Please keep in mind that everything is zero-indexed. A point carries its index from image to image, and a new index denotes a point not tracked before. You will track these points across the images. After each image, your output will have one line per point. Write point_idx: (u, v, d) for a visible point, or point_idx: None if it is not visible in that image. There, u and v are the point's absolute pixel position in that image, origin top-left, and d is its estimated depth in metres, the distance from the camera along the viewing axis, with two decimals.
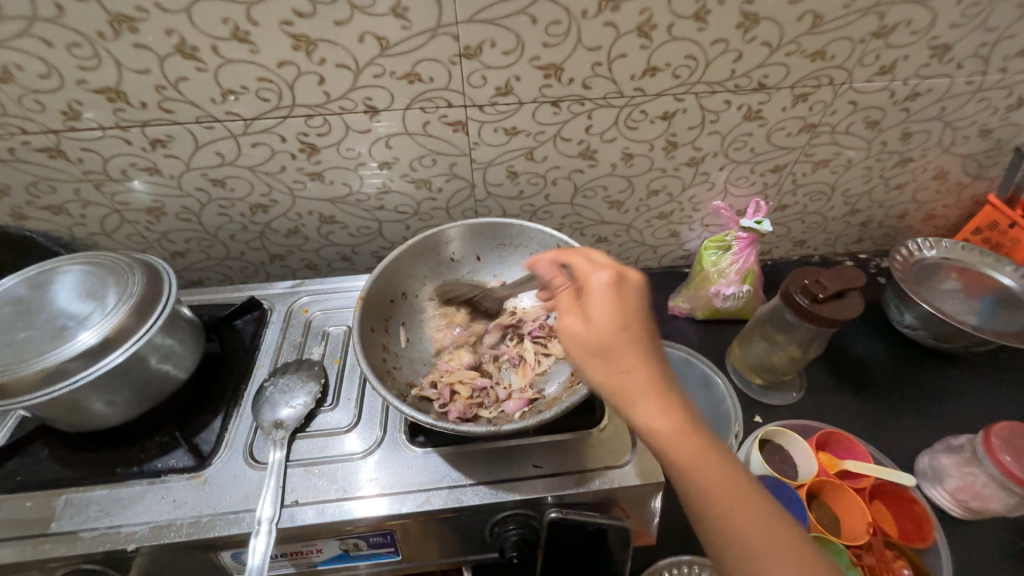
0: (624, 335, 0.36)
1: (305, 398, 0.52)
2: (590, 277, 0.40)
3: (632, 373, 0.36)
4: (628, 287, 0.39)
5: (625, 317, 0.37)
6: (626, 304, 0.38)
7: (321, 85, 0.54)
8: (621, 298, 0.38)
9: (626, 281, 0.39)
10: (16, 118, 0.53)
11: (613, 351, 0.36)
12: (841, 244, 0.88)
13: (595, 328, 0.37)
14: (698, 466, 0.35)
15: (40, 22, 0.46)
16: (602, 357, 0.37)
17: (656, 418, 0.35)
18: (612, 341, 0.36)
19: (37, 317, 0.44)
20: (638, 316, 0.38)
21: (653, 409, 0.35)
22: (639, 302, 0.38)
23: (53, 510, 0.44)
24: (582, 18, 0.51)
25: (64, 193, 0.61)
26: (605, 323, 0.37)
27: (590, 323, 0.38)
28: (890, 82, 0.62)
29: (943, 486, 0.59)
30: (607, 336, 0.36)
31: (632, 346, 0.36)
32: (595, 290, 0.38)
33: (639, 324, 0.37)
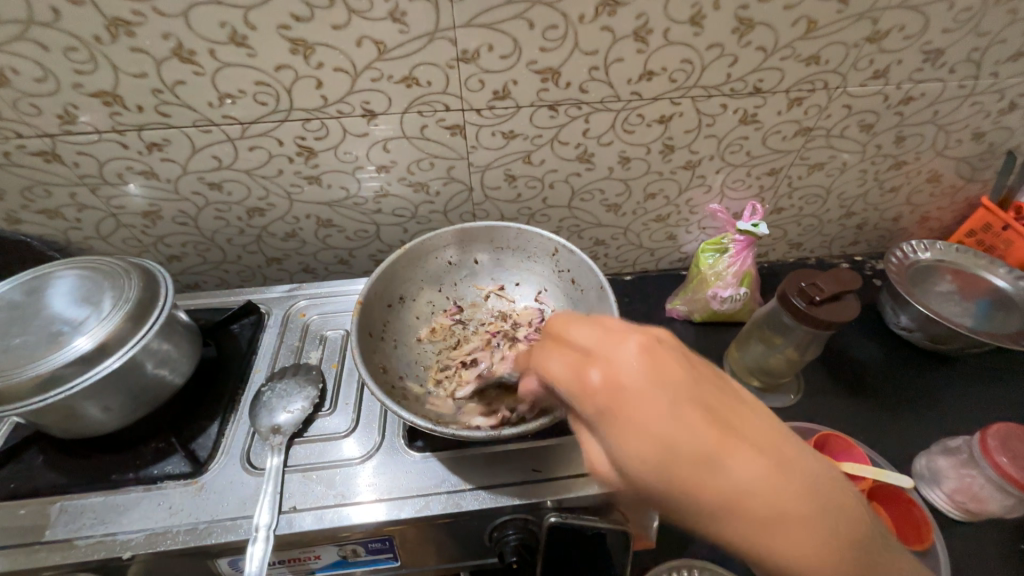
0: (690, 459, 0.28)
1: (303, 403, 0.51)
2: (587, 390, 0.33)
3: (755, 509, 0.26)
4: (639, 385, 0.31)
5: (676, 438, 0.28)
6: (659, 414, 0.29)
7: (319, 89, 0.54)
8: (646, 416, 0.30)
9: (631, 379, 0.31)
10: (11, 122, 0.52)
11: (706, 489, 0.27)
12: (836, 246, 0.89)
13: (645, 464, 0.29)
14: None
15: (36, 26, 0.46)
16: (682, 500, 0.28)
17: (808, 558, 0.26)
18: (682, 478, 0.28)
19: (31, 322, 0.44)
20: (689, 420, 0.29)
21: (804, 544, 0.26)
22: (671, 401, 0.30)
23: (48, 518, 0.44)
24: (579, 23, 0.52)
25: (59, 197, 0.60)
26: (652, 453, 0.29)
27: (631, 461, 0.30)
28: (883, 86, 0.63)
29: (940, 487, 0.60)
30: (666, 473, 0.28)
31: (728, 472, 0.27)
32: (602, 411, 0.31)
33: (704, 434, 0.28)
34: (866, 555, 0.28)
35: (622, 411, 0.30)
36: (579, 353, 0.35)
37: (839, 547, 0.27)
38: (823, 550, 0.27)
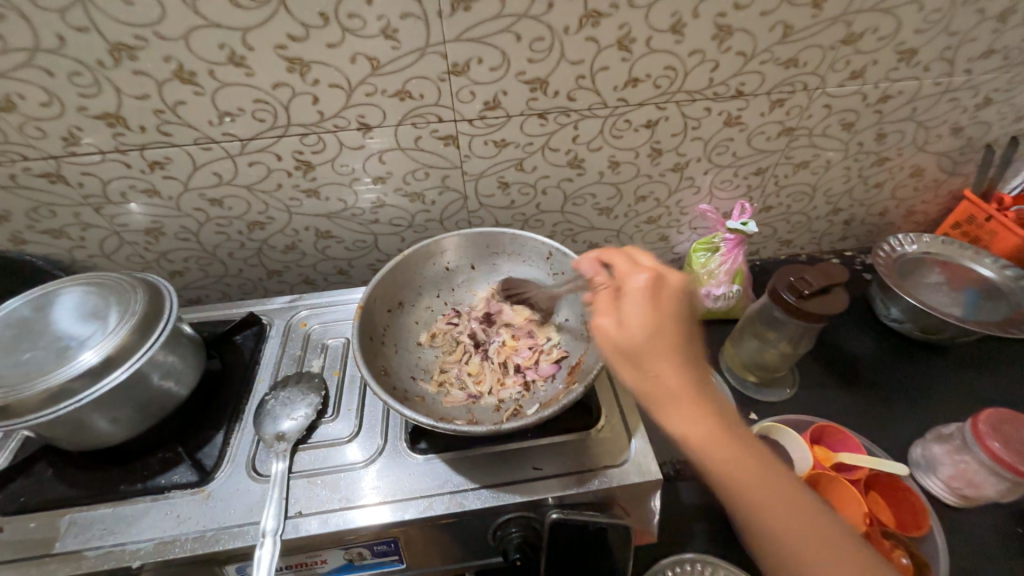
0: (659, 341, 0.38)
1: (306, 410, 0.52)
2: (628, 276, 0.41)
3: (674, 389, 0.37)
4: (669, 288, 0.40)
5: (660, 324, 0.38)
6: (664, 307, 0.39)
7: (315, 105, 0.56)
8: (657, 300, 0.39)
9: (666, 280, 0.40)
10: (17, 145, 0.54)
11: (647, 363, 0.38)
12: (826, 242, 0.90)
13: (632, 329, 0.39)
14: (740, 480, 0.36)
15: (42, 53, 0.47)
16: (634, 363, 0.38)
17: (698, 434, 0.36)
18: (645, 348, 0.38)
19: (40, 337, 0.45)
20: (676, 322, 0.39)
21: (699, 426, 0.36)
22: (680, 304, 0.40)
23: (57, 531, 0.44)
24: (564, 34, 0.54)
25: (63, 217, 0.62)
26: (641, 325, 0.38)
27: (624, 324, 0.39)
28: (862, 85, 0.65)
29: (936, 474, 0.60)
30: (640, 342, 0.38)
31: (673, 360, 0.37)
32: (633, 290, 0.40)
33: (676, 333, 0.38)
34: (755, 466, 0.36)
35: (645, 292, 0.39)
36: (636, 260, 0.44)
37: (730, 441, 0.37)
38: (715, 441, 0.36)
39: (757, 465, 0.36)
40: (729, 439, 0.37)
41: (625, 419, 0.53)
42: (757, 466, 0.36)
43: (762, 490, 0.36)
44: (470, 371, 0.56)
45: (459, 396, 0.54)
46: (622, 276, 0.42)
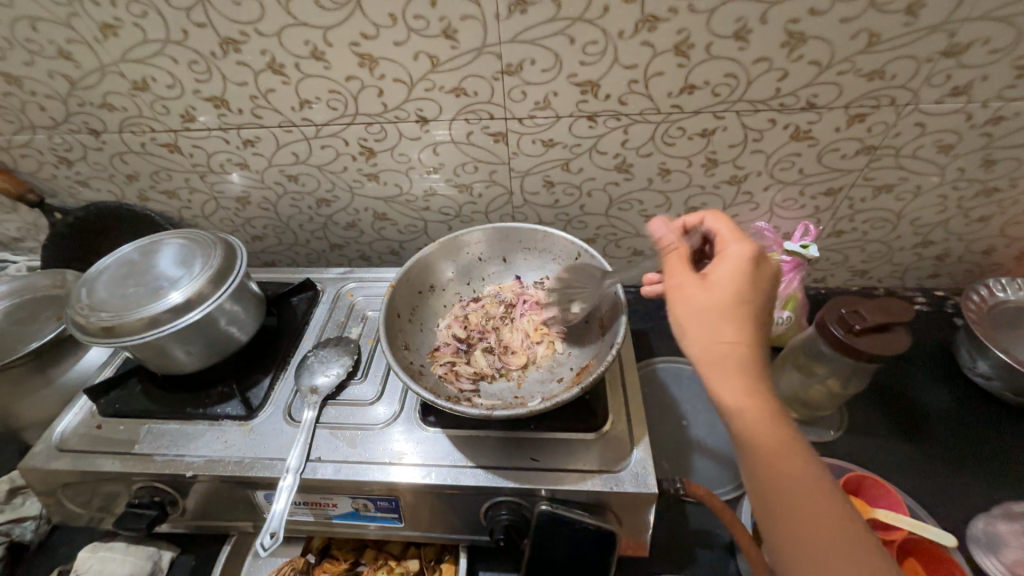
0: (734, 306, 0.40)
1: (339, 369, 0.59)
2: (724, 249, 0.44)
3: (730, 350, 0.39)
4: (761, 261, 0.43)
5: (740, 293, 0.41)
6: (753, 278, 0.41)
7: (380, 97, 0.61)
8: (746, 270, 0.42)
9: (761, 258, 0.42)
10: (148, 119, 0.66)
11: (718, 327, 0.40)
12: (910, 277, 0.80)
13: (718, 288, 0.41)
14: (776, 461, 0.36)
15: (171, 44, 0.57)
16: (704, 320, 0.40)
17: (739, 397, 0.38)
18: (721, 310, 0.40)
19: (144, 276, 0.55)
20: (757, 297, 0.41)
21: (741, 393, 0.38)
22: (769, 285, 0.42)
23: (138, 435, 0.55)
24: (618, 38, 0.54)
25: (176, 180, 0.74)
26: (723, 284, 0.41)
27: (708, 284, 0.42)
28: (965, 104, 0.57)
29: (998, 556, 0.53)
30: (721, 304, 0.40)
31: (741, 323, 0.39)
32: (725, 257, 0.43)
33: (754, 304, 0.40)
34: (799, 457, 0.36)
35: (738, 261, 0.42)
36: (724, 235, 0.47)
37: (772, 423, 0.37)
38: (756, 413, 0.37)
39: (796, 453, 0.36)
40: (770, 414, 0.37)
41: (631, 429, 0.52)
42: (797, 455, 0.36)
43: (797, 482, 0.35)
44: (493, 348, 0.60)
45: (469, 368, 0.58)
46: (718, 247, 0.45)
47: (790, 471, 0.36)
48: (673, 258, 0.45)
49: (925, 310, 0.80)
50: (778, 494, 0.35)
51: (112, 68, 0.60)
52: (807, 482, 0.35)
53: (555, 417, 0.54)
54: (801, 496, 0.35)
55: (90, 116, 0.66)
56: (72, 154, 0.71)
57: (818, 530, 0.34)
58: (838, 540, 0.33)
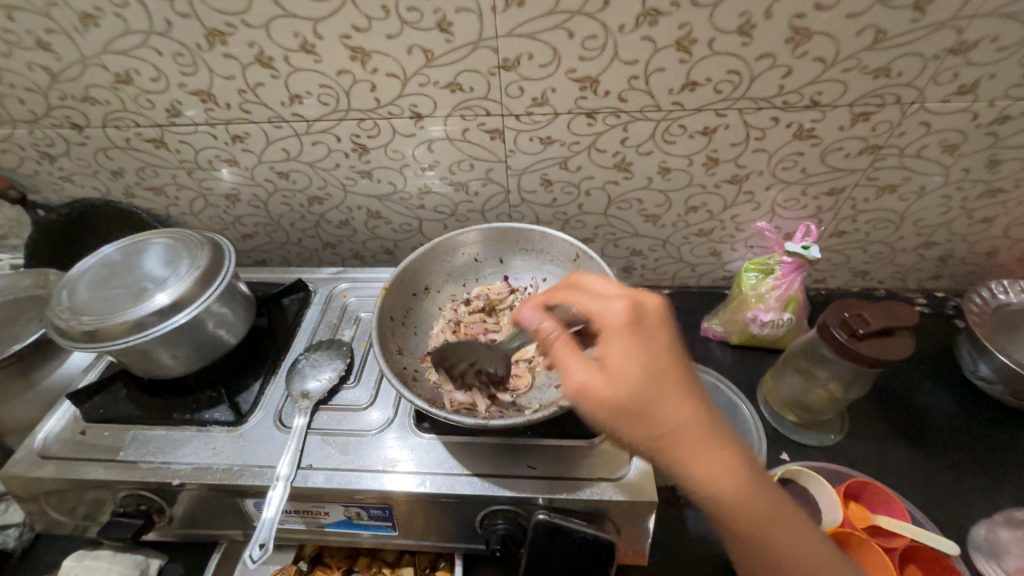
0: (656, 380, 0.40)
1: (331, 373, 0.57)
2: (606, 318, 0.43)
3: (664, 423, 0.39)
4: (643, 315, 0.42)
5: (653, 363, 0.40)
6: (653, 338, 0.41)
7: (373, 92, 0.59)
8: (642, 336, 0.41)
9: (645, 316, 0.42)
10: (133, 113, 0.64)
11: (648, 405, 0.39)
12: (911, 278, 0.79)
13: (619, 373, 0.40)
14: (751, 511, 0.38)
15: (154, 35, 0.55)
16: (634, 408, 0.39)
17: (706, 468, 0.38)
18: (644, 390, 0.39)
19: (127, 278, 0.53)
20: (667, 356, 0.41)
21: (697, 459, 0.38)
22: (660, 336, 0.42)
23: (123, 442, 0.53)
24: (619, 33, 0.52)
25: (163, 177, 0.72)
26: (623, 367, 0.40)
27: (609, 371, 0.40)
28: (972, 103, 0.56)
29: (1000, 563, 0.53)
30: (638, 386, 0.39)
31: (662, 395, 0.39)
32: (612, 331, 0.42)
33: (670, 367, 0.40)
34: (767, 495, 0.39)
35: (628, 329, 0.41)
36: (601, 295, 0.45)
37: (738, 475, 0.39)
38: (712, 469, 0.38)
39: (752, 486, 0.39)
40: (734, 468, 0.39)
41: None
42: (766, 494, 0.39)
43: (761, 513, 0.38)
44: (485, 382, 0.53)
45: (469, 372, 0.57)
46: (598, 317, 0.43)
47: (755, 506, 0.38)
48: (563, 350, 0.43)
49: (926, 311, 0.79)
50: (758, 540, 0.38)
51: (93, 61, 0.58)
52: (766, 508, 0.39)
53: (553, 423, 0.53)
54: (778, 534, 0.38)
55: (71, 110, 0.64)
56: (54, 149, 0.69)
57: (797, 558, 0.38)
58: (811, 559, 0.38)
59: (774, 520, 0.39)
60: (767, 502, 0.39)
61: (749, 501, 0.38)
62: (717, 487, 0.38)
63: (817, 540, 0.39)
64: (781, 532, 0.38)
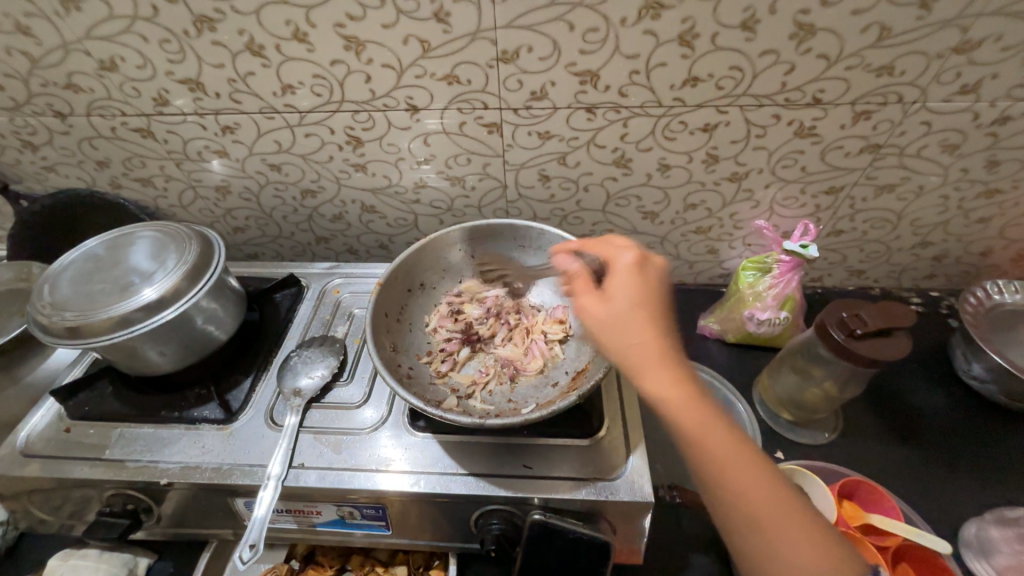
0: (640, 311, 0.41)
1: (323, 370, 0.56)
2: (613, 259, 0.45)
3: (648, 350, 0.40)
4: (644, 260, 0.44)
5: (641, 296, 0.42)
6: (643, 279, 0.43)
7: (368, 83, 0.58)
8: (637, 274, 0.43)
9: (649, 264, 0.44)
10: (118, 102, 0.62)
11: (634, 334, 0.40)
12: (907, 278, 0.80)
13: (616, 304, 0.42)
14: (717, 448, 0.37)
15: (140, 20, 0.53)
16: (618, 330, 0.41)
17: (673, 394, 0.38)
18: (629, 316, 0.41)
19: (113, 272, 0.52)
20: (654, 294, 0.42)
21: (674, 387, 0.38)
22: (660, 282, 0.43)
23: (109, 440, 0.52)
24: (620, 26, 0.51)
25: (151, 168, 0.70)
26: (619, 298, 0.42)
27: (608, 302, 0.42)
28: (973, 103, 0.56)
29: (989, 560, 0.54)
30: (625, 313, 0.41)
31: (651, 326, 0.40)
32: (616, 269, 0.44)
33: (653, 302, 0.42)
34: (733, 434, 0.38)
35: (628, 267, 0.44)
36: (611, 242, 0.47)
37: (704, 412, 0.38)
38: (686, 398, 0.38)
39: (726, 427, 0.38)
40: (702, 400, 0.38)
41: (627, 435, 0.51)
42: (731, 433, 0.38)
43: (732, 454, 0.38)
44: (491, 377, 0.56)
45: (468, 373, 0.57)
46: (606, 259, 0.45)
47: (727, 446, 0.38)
48: (575, 284, 0.45)
49: (920, 311, 0.79)
50: (722, 478, 0.37)
51: (76, 46, 0.56)
52: (739, 451, 0.38)
53: (549, 423, 0.52)
54: (746, 475, 0.37)
55: (54, 98, 0.62)
56: (37, 138, 0.67)
57: (766, 508, 0.36)
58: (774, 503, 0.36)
59: (737, 459, 0.37)
60: (730, 441, 0.38)
61: (714, 436, 0.37)
62: (683, 417, 0.38)
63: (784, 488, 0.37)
64: (745, 475, 0.37)
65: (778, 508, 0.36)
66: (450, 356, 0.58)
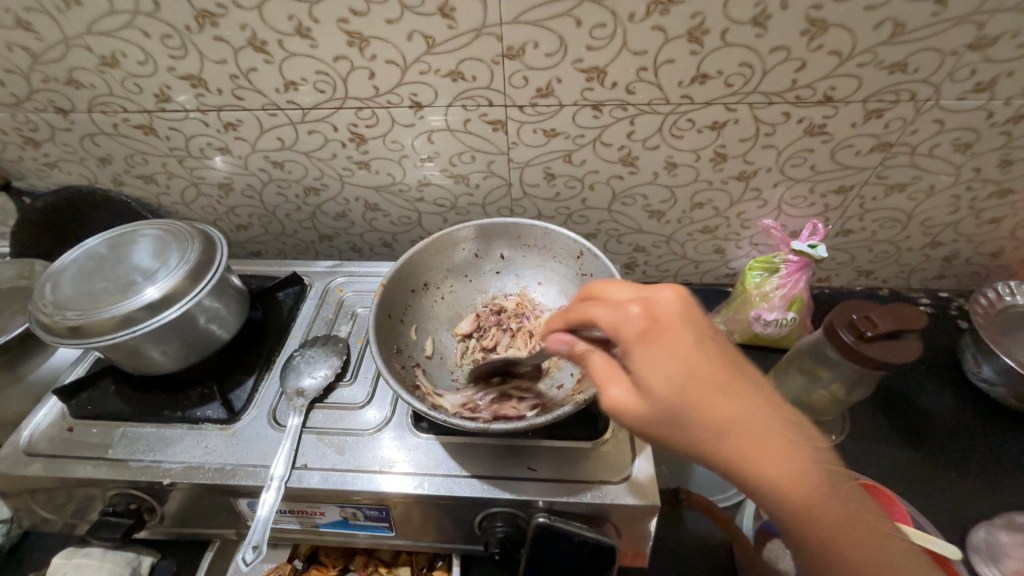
0: (700, 386, 0.34)
1: (326, 370, 0.56)
2: (621, 327, 0.37)
3: (721, 425, 0.33)
4: (664, 315, 0.37)
5: (692, 368, 0.34)
6: (683, 343, 0.35)
7: (371, 80, 0.57)
8: (672, 339, 0.35)
9: (666, 316, 0.36)
10: (120, 98, 0.61)
11: (691, 413, 0.33)
12: (916, 278, 0.79)
13: (655, 384, 0.34)
14: (825, 519, 0.32)
15: (141, 16, 0.53)
16: (679, 419, 0.34)
17: (779, 477, 0.32)
18: (689, 396, 0.34)
19: (114, 271, 0.51)
20: (710, 358, 0.35)
21: (767, 460, 0.32)
22: (692, 337, 0.36)
23: (112, 439, 0.52)
24: (628, 22, 0.50)
25: (153, 165, 0.69)
26: (657, 378, 0.34)
27: (644, 387, 0.35)
28: (988, 101, 0.55)
29: (998, 564, 0.52)
30: (681, 395, 0.34)
31: (711, 395, 0.34)
32: (633, 341, 0.36)
33: (714, 368, 0.35)
34: (842, 509, 0.33)
35: (653, 334, 0.36)
36: (616, 301, 0.39)
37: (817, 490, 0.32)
38: (783, 470, 0.32)
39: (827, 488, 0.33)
40: (810, 476, 0.33)
41: (632, 438, 0.50)
42: (841, 509, 0.33)
43: (839, 521, 0.33)
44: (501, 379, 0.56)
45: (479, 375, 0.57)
46: (614, 329, 0.37)
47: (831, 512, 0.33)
48: (595, 366, 0.38)
49: (929, 311, 0.78)
50: (838, 553, 0.32)
51: (77, 42, 0.56)
52: (841, 511, 0.33)
53: (554, 424, 0.52)
54: (871, 562, 0.32)
55: (55, 94, 0.61)
56: (39, 135, 0.66)
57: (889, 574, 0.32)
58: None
59: (853, 541, 0.32)
60: (842, 521, 0.33)
61: (827, 518, 0.32)
62: (794, 501, 0.32)
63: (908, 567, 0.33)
64: (870, 560, 0.32)
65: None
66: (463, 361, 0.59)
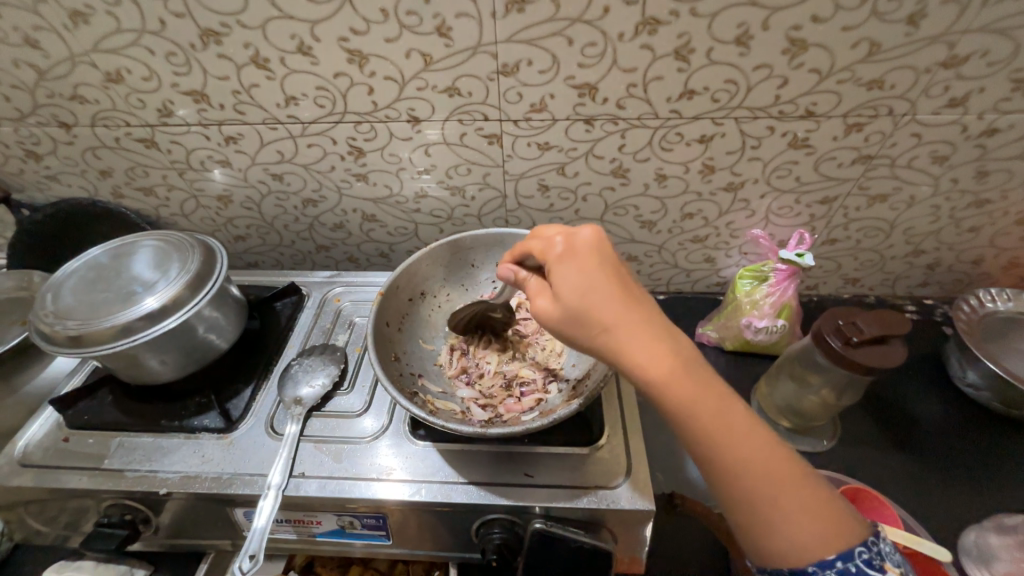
0: (599, 295, 0.39)
1: (324, 379, 0.56)
2: (549, 252, 0.43)
3: (612, 326, 0.38)
4: (585, 245, 0.42)
5: (594, 281, 0.40)
6: (592, 265, 0.41)
7: (370, 95, 0.59)
8: (581, 261, 0.41)
9: (583, 243, 0.42)
10: (123, 113, 0.62)
11: (592, 317, 0.39)
12: (901, 286, 0.81)
13: (564, 295, 0.40)
14: (696, 410, 0.36)
15: (147, 34, 0.54)
16: (585, 324, 0.39)
17: (656, 368, 0.37)
18: (590, 307, 0.39)
19: (114, 281, 0.52)
20: (607, 275, 0.40)
21: (647, 353, 0.37)
22: (608, 258, 0.41)
23: (108, 450, 0.51)
24: (618, 41, 0.52)
25: (154, 177, 0.70)
26: (569, 289, 0.40)
27: (559, 297, 0.41)
28: (963, 115, 0.57)
29: (988, 568, 0.54)
30: (582, 304, 0.39)
31: (608, 301, 0.39)
32: (557, 262, 0.42)
33: (611, 281, 0.40)
34: (715, 399, 0.37)
35: (569, 257, 0.42)
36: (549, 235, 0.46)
37: (680, 372, 0.37)
38: (659, 361, 0.37)
39: (702, 388, 0.37)
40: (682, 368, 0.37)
41: (628, 444, 0.51)
42: (709, 390, 0.37)
43: (713, 416, 0.36)
44: (499, 384, 0.57)
45: (476, 382, 0.58)
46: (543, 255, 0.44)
47: (708, 406, 0.36)
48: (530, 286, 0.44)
49: (915, 318, 0.80)
50: (711, 443, 0.36)
51: (82, 58, 0.57)
52: (719, 414, 0.36)
53: (549, 430, 0.52)
54: (736, 445, 0.36)
55: (59, 109, 0.62)
56: (41, 148, 0.67)
57: (754, 467, 0.35)
58: (777, 473, 0.35)
59: (716, 419, 0.36)
60: (709, 398, 0.37)
61: (699, 407, 0.36)
62: (669, 389, 0.36)
63: (782, 453, 0.36)
64: (740, 442, 0.36)
65: (776, 474, 0.35)
66: (457, 367, 0.59)
